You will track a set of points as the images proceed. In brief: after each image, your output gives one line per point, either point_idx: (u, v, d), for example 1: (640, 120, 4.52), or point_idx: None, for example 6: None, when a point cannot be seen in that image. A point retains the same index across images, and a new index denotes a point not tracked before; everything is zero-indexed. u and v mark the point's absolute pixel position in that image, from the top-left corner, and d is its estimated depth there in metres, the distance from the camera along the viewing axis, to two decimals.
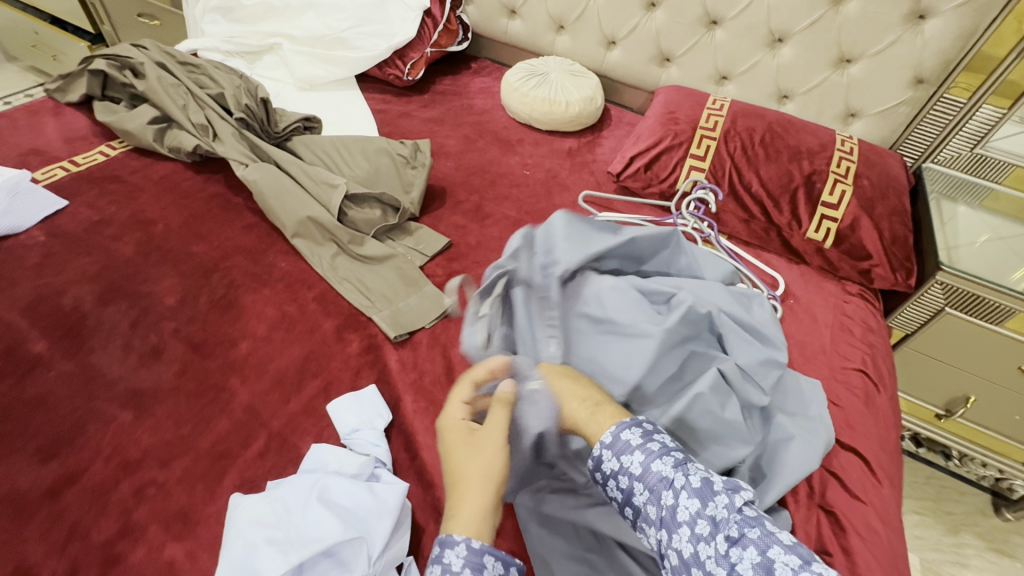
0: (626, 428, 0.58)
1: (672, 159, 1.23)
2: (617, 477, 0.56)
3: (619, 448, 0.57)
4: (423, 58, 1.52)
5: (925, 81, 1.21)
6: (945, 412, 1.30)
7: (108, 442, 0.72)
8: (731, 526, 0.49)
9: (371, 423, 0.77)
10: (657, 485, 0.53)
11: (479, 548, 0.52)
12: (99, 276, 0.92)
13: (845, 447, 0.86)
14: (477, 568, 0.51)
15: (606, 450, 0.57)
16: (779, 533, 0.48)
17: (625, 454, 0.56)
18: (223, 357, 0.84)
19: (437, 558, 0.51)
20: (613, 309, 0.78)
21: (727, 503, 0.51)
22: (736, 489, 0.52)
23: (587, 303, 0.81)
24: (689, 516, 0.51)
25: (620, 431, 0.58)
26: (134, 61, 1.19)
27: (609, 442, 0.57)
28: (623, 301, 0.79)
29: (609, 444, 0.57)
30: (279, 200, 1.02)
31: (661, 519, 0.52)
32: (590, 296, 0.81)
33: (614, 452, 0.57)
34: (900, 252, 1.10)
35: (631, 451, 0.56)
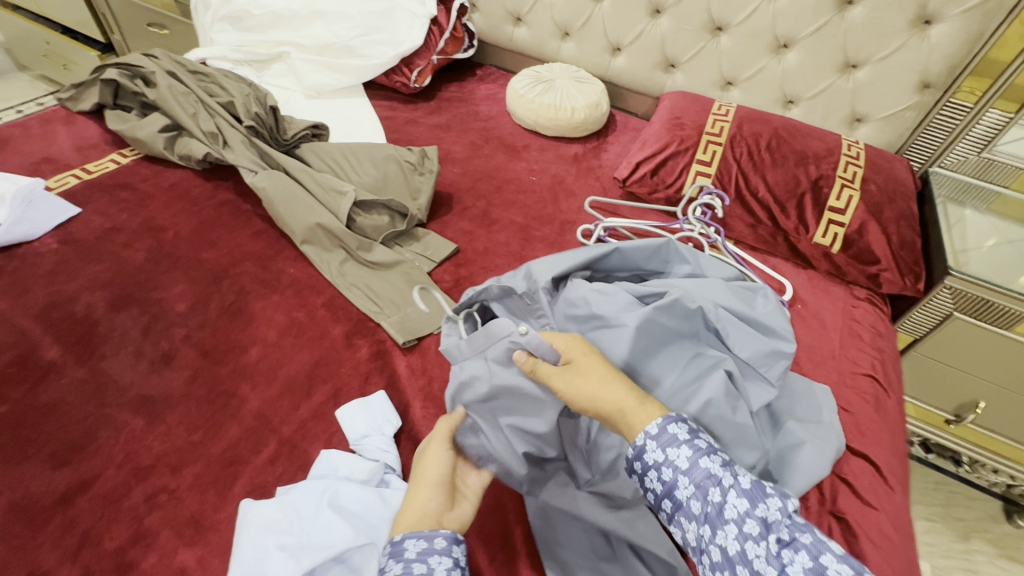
0: (673, 422, 0.58)
1: (678, 164, 1.24)
2: (660, 468, 0.55)
3: (665, 440, 0.56)
4: (429, 66, 1.54)
5: (931, 86, 1.21)
6: (955, 417, 1.29)
7: (120, 448, 0.73)
8: (782, 529, 0.48)
9: (381, 429, 0.77)
10: (704, 482, 0.53)
11: (396, 540, 0.57)
12: (111, 283, 0.93)
13: (856, 452, 0.85)
14: (398, 554, 0.55)
15: (651, 440, 0.57)
16: (831, 541, 0.46)
17: (671, 447, 0.56)
18: (234, 364, 0.84)
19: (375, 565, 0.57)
20: (599, 312, 0.78)
21: (779, 507, 0.50)
22: (785, 495, 0.51)
23: (575, 308, 0.81)
24: (737, 515, 0.50)
25: (667, 424, 0.58)
26: (145, 70, 1.21)
27: (655, 433, 0.57)
28: (612, 304, 0.80)
29: (655, 435, 0.57)
30: (289, 207, 1.03)
31: (705, 514, 0.51)
32: (577, 302, 0.81)
33: (659, 444, 0.56)
34: (908, 256, 1.09)
35: (678, 445, 0.56)
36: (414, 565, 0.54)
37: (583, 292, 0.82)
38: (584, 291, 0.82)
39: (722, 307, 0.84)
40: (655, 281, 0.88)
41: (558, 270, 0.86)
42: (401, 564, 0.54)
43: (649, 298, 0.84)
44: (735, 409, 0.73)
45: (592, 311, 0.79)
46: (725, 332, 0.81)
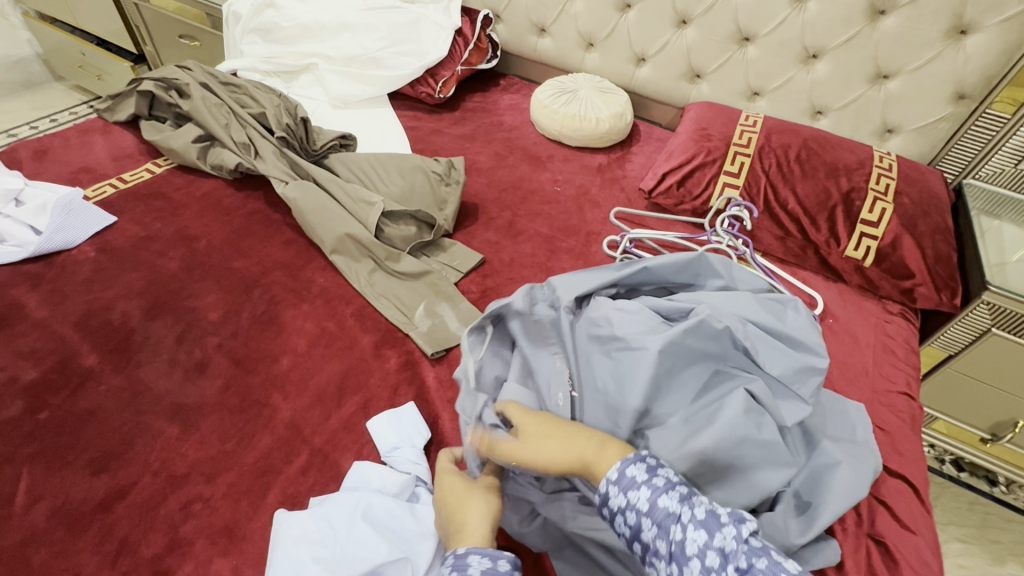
0: (630, 464, 0.57)
1: (705, 176, 1.23)
2: (625, 513, 0.55)
3: (625, 484, 0.56)
4: (454, 76, 1.55)
5: (966, 97, 1.19)
6: (991, 436, 1.26)
7: (156, 456, 0.74)
8: (739, 557, 0.48)
9: (412, 441, 0.77)
10: (665, 519, 0.53)
11: (462, 553, 0.56)
12: (146, 291, 0.95)
13: (894, 474, 0.83)
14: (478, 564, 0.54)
15: (613, 485, 0.57)
16: (786, 562, 0.47)
17: (632, 490, 0.55)
18: (265, 373, 0.85)
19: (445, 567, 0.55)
20: (619, 330, 0.78)
21: (734, 534, 0.50)
22: (742, 520, 0.52)
23: (597, 325, 0.80)
24: (698, 549, 0.50)
25: (625, 467, 0.57)
26: (180, 82, 1.24)
27: (615, 479, 0.57)
28: (634, 321, 0.79)
29: (616, 480, 0.57)
30: (318, 217, 1.04)
31: (671, 553, 0.51)
32: (599, 318, 0.81)
33: (620, 488, 0.56)
34: (944, 271, 1.07)
35: (637, 487, 0.55)
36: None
37: (606, 311, 0.81)
38: (606, 309, 0.81)
39: (749, 323, 0.82)
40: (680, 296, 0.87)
41: (581, 287, 0.86)
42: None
43: (673, 315, 0.83)
44: (762, 426, 0.72)
45: (613, 331, 0.78)
46: (754, 350, 0.78)
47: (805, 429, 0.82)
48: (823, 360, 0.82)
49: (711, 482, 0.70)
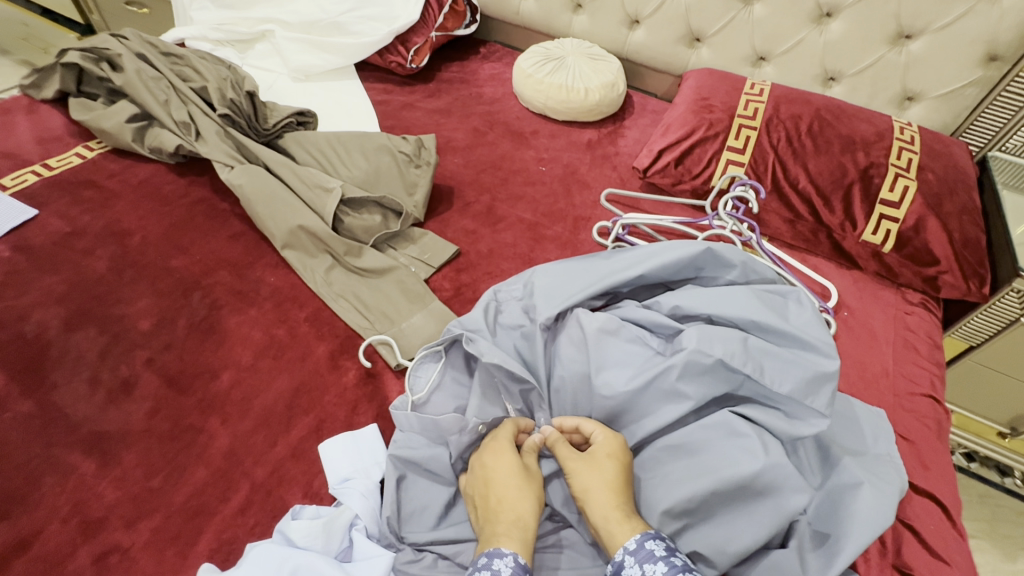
0: (650, 538, 0.53)
1: (706, 152, 1.10)
2: None
3: (642, 556, 0.51)
4: (427, 44, 1.40)
5: (998, 58, 1.06)
6: (1010, 430, 1.18)
7: (67, 499, 0.63)
8: None
9: (366, 472, 0.66)
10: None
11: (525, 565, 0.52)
12: (67, 297, 0.83)
13: (920, 490, 0.74)
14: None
15: (629, 556, 0.52)
16: None
17: (648, 562, 0.50)
18: (202, 393, 0.74)
19: (486, 563, 0.51)
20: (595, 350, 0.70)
21: None
22: None
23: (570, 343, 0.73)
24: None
25: (644, 540, 0.53)
26: (111, 53, 1.09)
27: (633, 549, 0.52)
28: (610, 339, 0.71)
29: (632, 551, 0.52)
30: (267, 207, 0.91)
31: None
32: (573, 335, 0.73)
33: (636, 560, 0.51)
34: (972, 257, 0.96)
35: (655, 560, 0.50)
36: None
37: (585, 334, 0.72)
38: (587, 332, 0.72)
39: (749, 333, 0.71)
40: (673, 299, 0.76)
41: (558, 296, 0.78)
42: None
43: (662, 331, 0.74)
44: (766, 449, 0.64)
45: (592, 362, 0.71)
46: (758, 369, 0.67)
47: (821, 444, 0.72)
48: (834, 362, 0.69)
49: (711, 519, 0.63)
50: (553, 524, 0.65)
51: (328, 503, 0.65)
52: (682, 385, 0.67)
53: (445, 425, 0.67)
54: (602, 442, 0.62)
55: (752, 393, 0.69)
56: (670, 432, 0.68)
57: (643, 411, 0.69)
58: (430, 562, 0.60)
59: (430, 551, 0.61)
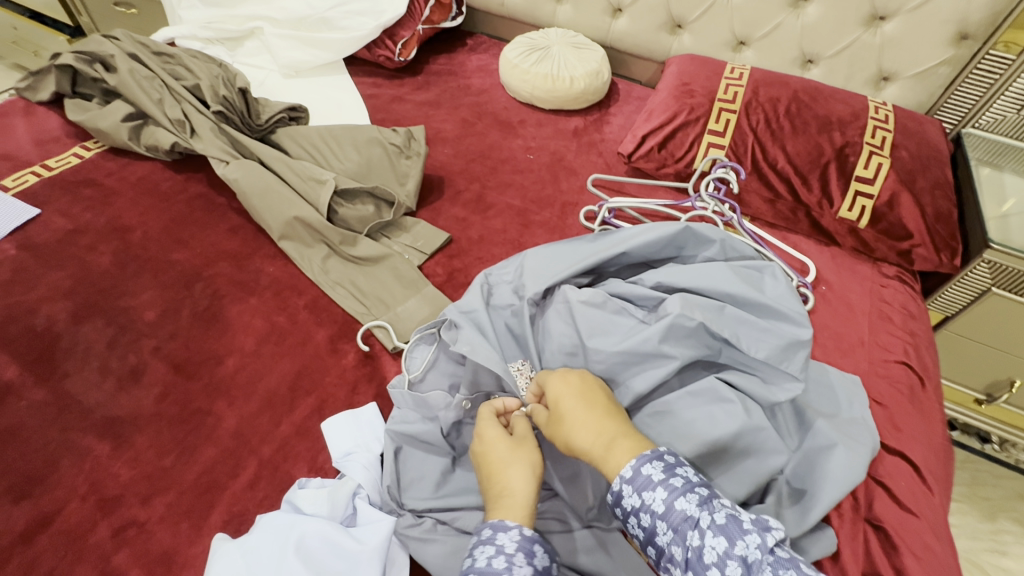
0: (646, 462, 0.52)
1: (688, 136, 1.13)
2: (639, 514, 0.51)
3: (640, 483, 0.51)
4: (415, 37, 1.42)
5: (969, 37, 1.09)
6: (987, 397, 1.22)
7: (85, 479, 0.66)
8: (764, 569, 0.43)
9: (367, 446, 0.70)
10: (682, 525, 0.48)
11: (530, 535, 0.53)
12: (74, 291, 0.86)
13: (891, 451, 0.78)
14: (528, 554, 0.51)
15: (627, 484, 0.52)
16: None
17: (647, 490, 0.51)
18: (208, 378, 0.77)
19: (491, 538, 0.52)
20: (582, 325, 0.74)
21: (759, 543, 0.45)
22: (769, 526, 0.47)
23: (558, 319, 0.76)
24: (717, 558, 0.45)
25: (641, 464, 0.52)
26: (104, 54, 1.11)
27: (630, 477, 0.52)
28: (595, 314, 0.75)
29: (629, 479, 0.52)
30: (262, 200, 0.94)
31: (687, 561, 0.47)
32: (561, 311, 0.77)
33: (634, 488, 0.51)
34: (944, 230, 1.00)
35: (653, 487, 0.51)
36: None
37: (572, 307, 0.75)
38: (573, 307, 0.75)
39: (727, 303, 0.75)
40: (654, 275, 0.80)
41: (546, 276, 0.81)
42: (534, 571, 0.50)
43: (645, 305, 0.78)
44: (748, 413, 0.68)
45: (580, 333, 0.74)
46: (735, 338, 0.72)
47: (798, 408, 0.76)
48: (806, 329, 0.74)
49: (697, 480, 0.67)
50: (541, 494, 0.69)
51: (333, 476, 0.69)
52: (665, 354, 0.71)
53: (433, 401, 0.71)
54: (552, 393, 0.62)
55: (732, 361, 0.74)
56: (655, 398, 0.72)
57: (629, 377, 0.71)
58: (429, 526, 0.63)
59: (429, 517, 0.65)
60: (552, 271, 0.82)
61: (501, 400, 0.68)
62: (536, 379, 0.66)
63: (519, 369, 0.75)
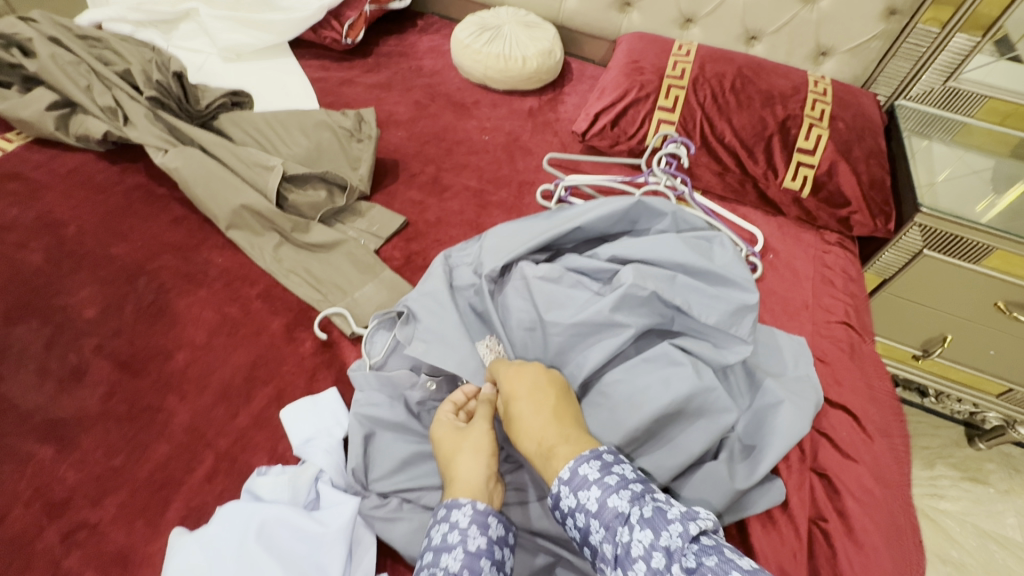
0: (583, 462, 0.52)
1: (640, 113, 1.15)
2: (574, 515, 0.50)
3: (577, 483, 0.51)
4: (362, 18, 1.38)
5: (897, 12, 1.14)
6: (922, 352, 1.28)
7: (28, 484, 0.63)
8: (688, 556, 0.43)
9: (328, 431, 0.69)
10: (612, 522, 0.48)
11: (484, 508, 0.53)
12: (3, 291, 0.81)
13: (834, 405, 0.82)
14: (483, 526, 0.52)
15: (564, 485, 0.51)
16: (740, 558, 0.42)
17: (582, 490, 0.50)
18: (158, 373, 0.74)
19: (446, 516, 0.53)
20: (541, 300, 0.75)
21: (682, 531, 0.44)
22: (694, 516, 0.46)
23: (516, 295, 0.78)
24: (643, 551, 0.44)
25: (578, 465, 0.52)
26: (20, 38, 1.03)
27: (567, 478, 0.51)
28: (553, 289, 0.76)
29: (567, 480, 0.51)
30: (207, 188, 0.90)
31: (616, 557, 0.46)
32: (519, 287, 0.78)
33: (571, 488, 0.51)
34: (878, 196, 1.05)
35: (588, 487, 0.50)
36: (496, 547, 0.52)
37: (528, 282, 0.77)
38: (530, 282, 0.77)
39: (678, 273, 0.78)
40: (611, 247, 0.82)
41: (502, 254, 0.82)
42: (488, 541, 0.51)
43: (601, 276, 0.80)
44: (700, 374, 0.71)
45: (537, 308, 0.75)
46: (687, 306, 0.75)
47: (749, 370, 0.79)
48: (753, 294, 0.77)
49: (651, 441, 0.69)
50: (508, 466, 0.70)
51: (294, 464, 0.68)
52: (621, 321, 0.72)
53: (399, 380, 0.72)
54: (508, 388, 0.63)
55: (685, 327, 0.77)
56: (612, 367, 0.73)
57: (585, 348, 0.73)
58: (395, 505, 0.64)
59: (394, 496, 0.65)
60: (509, 248, 0.82)
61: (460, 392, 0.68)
62: (490, 368, 0.67)
63: (488, 346, 0.76)
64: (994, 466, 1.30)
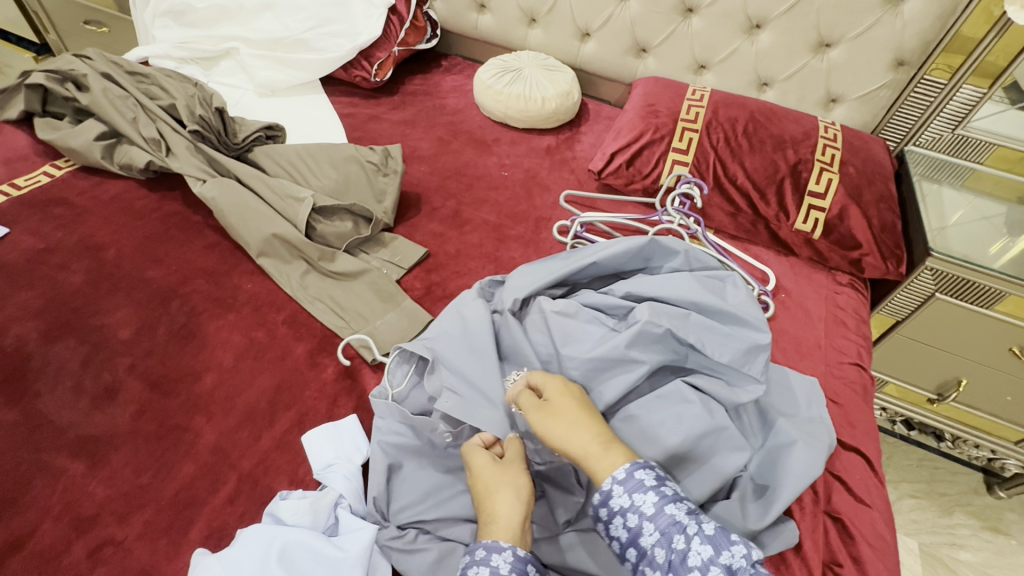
0: (640, 467, 0.56)
1: (654, 154, 1.19)
2: (625, 514, 0.53)
3: (631, 485, 0.54)
4: (390, 58, 1.46)
5: (905, 63, 1.19)
6: (937, 396, 1.27)
7: (59, 498, 0.66)
8: None
9: (348, 457, 0.71)
10: (669, 528, 0.51)
11: (524, 556, 0.55)
12: (45, 310, 0.85)
13: (847, 447, 0.83)
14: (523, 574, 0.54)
15: (617, 485, 0.55)
16: None
17: (638, 492, 0.54)
18: (186, 394, 0.77)
19: (486, 559, 0.54)
20: (558, 333, 0.78)
21: (743, 553, 0.49)
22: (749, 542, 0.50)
23: (535, 328, 0.81)
24: (701, 562, 0.48)
25: (634, 469, 0.56)
26: (76, 73, 1.10)
27: (622, 479, 0.55)
28: (570, 324, 0.79)
29: (621, 480, 0.55)
30: (240, 217, 0.95)
31: (669, 562, 0.50)
32: (538, 321, 0.81)
33: (625, 489, 0.54)
34: (890, 240, 1.07)
35: (644, 490, 0.54)
36: None
37: (545, 316, 0.80)
38: (547, 316, 0.80)
39: (692, 311, 0.80)
40: (627, 284, 0.85)
41: (522, 289, 0.85)
42: None
43: (616, 312, 0.82)
44: (711, 412, 0.72)
45: (554, 341, 0.78)
46: (700, 344, 0.76)
47: (761, 409, 0.80)
48: (765, 334, 0.79)
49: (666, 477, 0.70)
50: None
51: (313, 488, 0.70)
52: (636, 356, 0.74)
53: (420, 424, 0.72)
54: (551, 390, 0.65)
55: (698, 365, 0.78)
56: (627, 403, 0.75)
57: (601, 383, 0.75)
58: (411, 537, 0.65)
59: (412, 527, 0.66)
60: (529, 283, 0.86)
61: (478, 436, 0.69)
62: (531, 376, 0.69)
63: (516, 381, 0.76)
64: (1015, 516, 1.27)
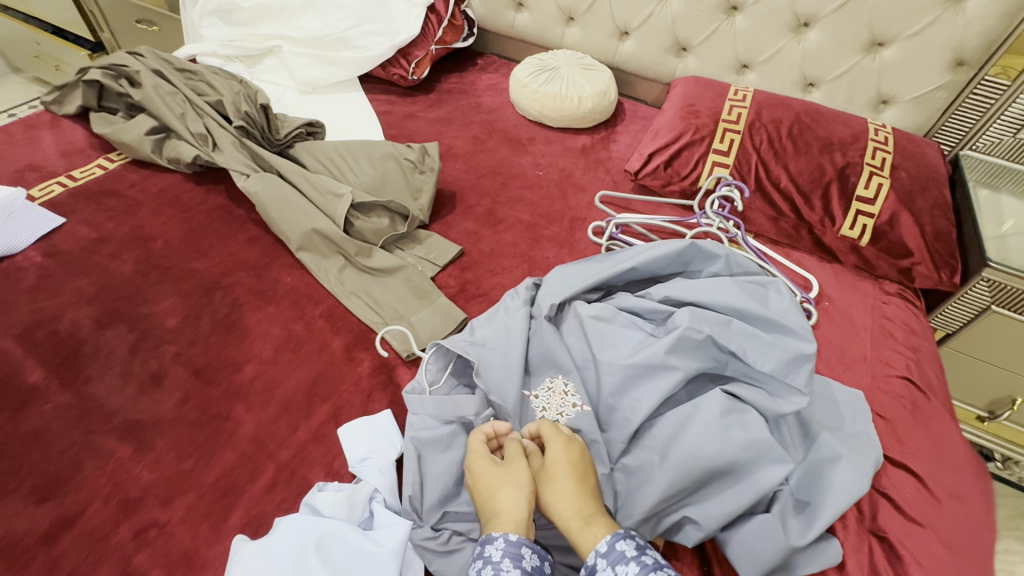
0: (620, 538, 0.56)
1: (694, 155, 1.17)
2: None
3: (614, 557, 0.54)
4: (428, 56, 1.47)
5: (965, 63, 1.13)
6: (988, 414, 1.21)
7: (107, 480, 0.68)
8: None
9: (383, 451, 0.72)
10: None
11: (516, 540, 0.56)
12: (97, 297, 0.88)
13: (895, 464, 0.79)
14: (517, 558, 0.55)
15: (601, 558, 0.55)
16: None
17: (620, 564, 0.53)
18: (228, 383, 0.79)
19: (481, 552, 0.56)
20: (596, 338, 0.78)
21: None
22: None
23: (573, 332, 0.81)
24: None
25: (615, 541, 0.56)
26: (130, 70, 1.14)
27: (604, 551, 0.55)
28: (607, 329, 0.79)
29: (604, 553, 0.55)
30: (281, 211, 0.97)
31: None
32: (576, 326, 0.81)
33: (608, 562, 0.54)
34: (944, 249, 1.02)
35: (626, 562, 0.53)
36: None
37: (582, 321, 0.80)
38: (584, 321, 0.79)
39: (733, 318, 0.78)
40: (666, 289, 0.83)
41: (558, 292, 0.84)
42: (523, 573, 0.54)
43: (655, 317, 0.81)
44: (753, 424, 0.69)
45: (591, 347, 0.78)
46: (742, 351, 0.74)
47: (803, 421, 0.77)
48: (812, 344, 0.76)
49: (703, 489, 0.68)
50: None
51: (349, 481, 0.71)
52: (675, 363, 0.72)
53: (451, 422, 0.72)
54: (550, 455, 0.64)
55: (739, 373, 0.76)
56: (665, 412, 0.73)
57: (637, 390, 0.73)
58: (446, 538, 0.65)
59: (446, 528, 0.66)
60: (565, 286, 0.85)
61: (490, 426, 0.70)
62: (536, 425, 0.69)
63: (550, 389, 0.77)
64: None
